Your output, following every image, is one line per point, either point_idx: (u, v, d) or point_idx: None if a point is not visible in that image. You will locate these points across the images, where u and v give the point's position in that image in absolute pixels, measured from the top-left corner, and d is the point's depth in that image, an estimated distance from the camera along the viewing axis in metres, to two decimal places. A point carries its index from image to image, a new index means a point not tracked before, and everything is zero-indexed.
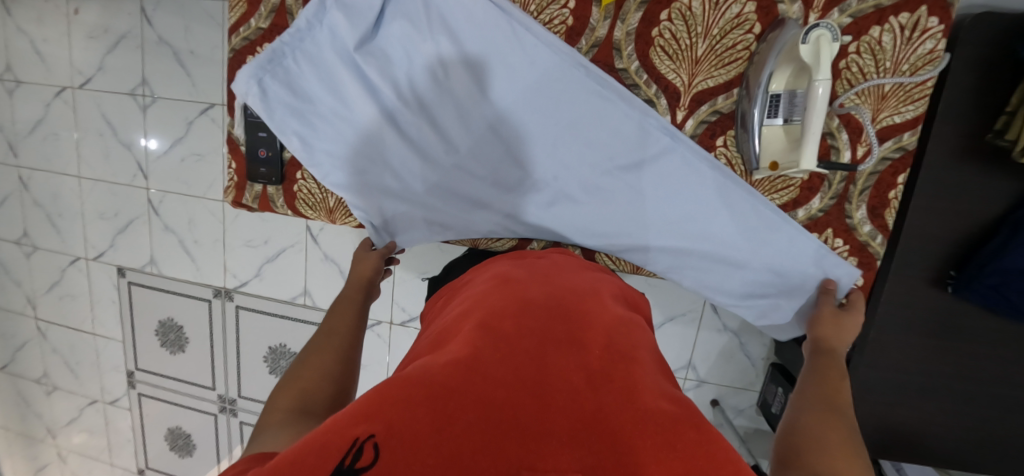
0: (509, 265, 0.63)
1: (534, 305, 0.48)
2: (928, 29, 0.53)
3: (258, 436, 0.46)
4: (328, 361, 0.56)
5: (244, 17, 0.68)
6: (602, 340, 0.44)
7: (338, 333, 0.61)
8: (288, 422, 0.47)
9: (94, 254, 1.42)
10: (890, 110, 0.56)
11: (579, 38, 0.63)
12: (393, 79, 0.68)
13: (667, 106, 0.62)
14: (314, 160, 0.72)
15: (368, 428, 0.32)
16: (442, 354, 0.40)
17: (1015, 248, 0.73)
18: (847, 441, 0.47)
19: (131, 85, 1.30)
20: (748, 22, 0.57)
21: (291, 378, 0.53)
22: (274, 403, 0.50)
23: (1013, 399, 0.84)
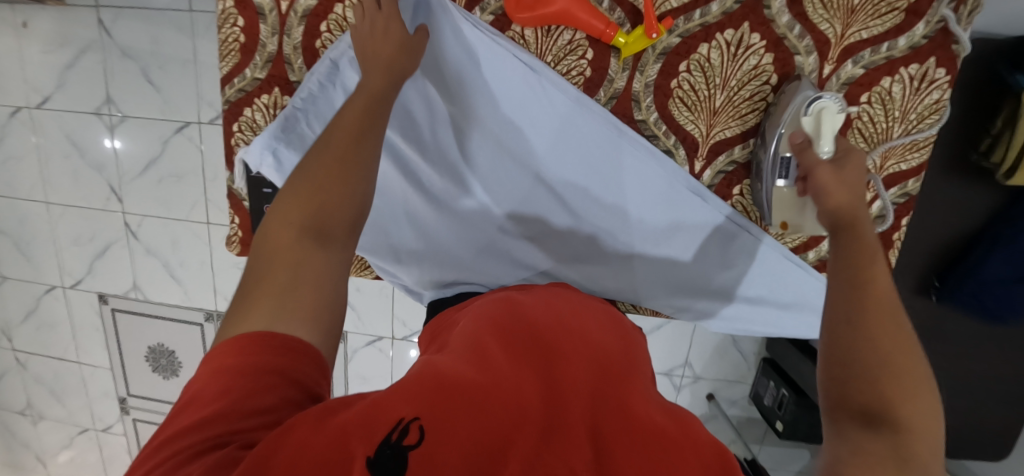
0: (509, 291, 0.65)
1: (544, 321, 0.53)
2: (936, 79, 0.57)
3: (264, 279, 0.44)
4: (336, 191, 0.49)
5: (239, 67, 0.66)
6: (604, 354, 0.49)
7: (334, 167, 0.49)
8: (295, 272, 0.44)
9: (71, 282, 1.35)
10: (897, 158, 0.60)
11: (597, 90, 0.64)
12: (407, 133, 0.67)
13: (685, 156, 0.66)
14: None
15: (413, 411, 0.37)
16: (467, 357, 0.45)
17: (991, 261, 0.78)
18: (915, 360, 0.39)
19: (95, 103, 1.21)
20: (765, 74, 0.60)
21: (291, 201, 0.48)
22: (279, 222, 0.47)
23: (991, 392, 0.91)
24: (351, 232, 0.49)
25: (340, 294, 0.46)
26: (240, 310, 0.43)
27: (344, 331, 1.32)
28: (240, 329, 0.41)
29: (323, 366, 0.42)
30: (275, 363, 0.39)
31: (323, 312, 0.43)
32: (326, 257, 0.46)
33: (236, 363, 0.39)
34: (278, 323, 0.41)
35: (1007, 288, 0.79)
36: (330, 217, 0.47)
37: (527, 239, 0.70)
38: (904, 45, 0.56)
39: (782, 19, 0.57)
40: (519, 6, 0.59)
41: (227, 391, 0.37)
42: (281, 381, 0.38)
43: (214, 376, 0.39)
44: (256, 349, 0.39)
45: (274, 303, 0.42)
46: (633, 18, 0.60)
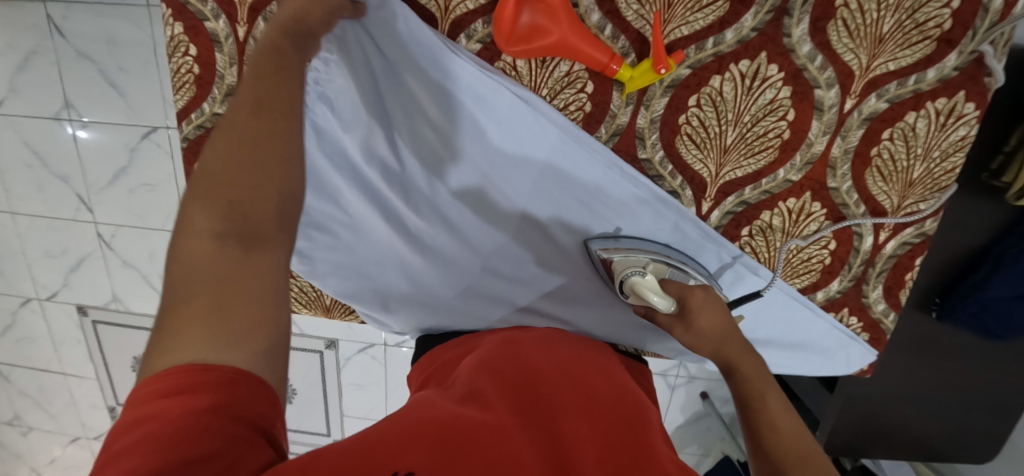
0: (505, 332, 0.62)
1: (545, 369, 0.52)
2: (964, 115, 0.53)
3: (184, 302, 0.37)
4: (257, 184, 0.42)
5: (194, 101, 0.65)
6: (606, 407, 0.48)
7: (250, 154, 0.43)
8: (223, 289, 0.38)
9: (47, 294, 1.30)
10: (915, 197, 0.58)
11: (598, 126, 0.61)
12: (389, 174, 0.64)
13: (692, 197, 0.63)
14: (315, 271, 0.68)
15: (407, 464, 0.37)
16: (469, 415, 0.44)
17: (996, 283, 0.76)
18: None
19: (53, 108, 1.12)
20: (782, 109, 0.56)
21: (202, 205, 0.40)
22: (194, 231, 0.40)
23: (990, 404, 0.90)
24: (283, 229, 0.43)
25: (282, 307, 0.40)
26: (163, 341, 0.37)
27: (335, 339, 1.28)
28: (166, 365, 0.36)
29: (270, 392, 0.38)
30: (213, 401, 0.34)
31: (263, 332, 0.38)
32: (258, 264, 0.40)
33: (164, 408, 0.34)
34: (210, 353, 0.36)
35: (1011, 308, 0.77)
36: (255, 217, 0.41)
37: (515, 280, 0.68)
38: (933, 77, 0.53)
39: (803, 48, 0.54)
40: (511, 38, 0.55)
41: (157, 442, 0.32)
42: (222, 420, 0.34)
43: (139, 427, 0.33)
44: (187, 388, 0.34)
45: (200, 331, 0.36)
46: (638, 47, 0.57)
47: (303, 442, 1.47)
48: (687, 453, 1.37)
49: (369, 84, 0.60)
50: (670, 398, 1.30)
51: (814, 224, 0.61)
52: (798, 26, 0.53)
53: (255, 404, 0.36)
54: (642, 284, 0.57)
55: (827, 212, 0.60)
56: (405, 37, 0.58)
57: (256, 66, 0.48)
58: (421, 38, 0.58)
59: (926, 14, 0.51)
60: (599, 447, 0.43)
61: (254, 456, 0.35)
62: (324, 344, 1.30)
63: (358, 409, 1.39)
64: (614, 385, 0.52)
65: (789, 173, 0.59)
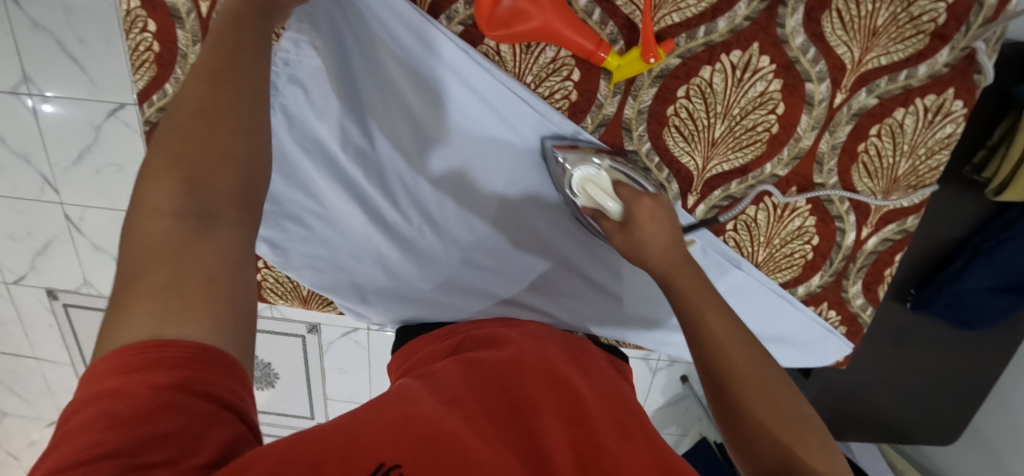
0: (493, 325, 0.61)
1: (528, 366, 0.51)
2: (951, 112, 0.53)
3: (137, 280, 0.35)
4: (217, 161, 0.40)
5: (156, 82, 0.62)
6: (586, 407, 0.47)
7: (209, 128, 0.41)
8: (177, 267, 0.36)
9: (13, 278, 1.25)
10: (898, 194, 0.57)
11: (584, 115, 0.60)
12: (366, 163, 0.62)
13: (679, 189, 0.61)
14: (290, 263, 0.66)
15: (393, 456, 0.36)
16: (451, 414, 0.42)
17: (972, 275, 0.77)
18: (829, 459, 0.41)
19: (10, 82, 1.06)
20: (772, 102, 0.55)
21: (157, 181, 0.38)
22: (148, 207, 0.37)
23: (957, 390, 0.93)
24: (240, 209, 0.40)
25: (243, 289, 0.38)
26: (118, 318, 0.34)
27: (317, 324, 1.26)
28: (118, 345, 0.34)
29: (236, 369, 0.35)
30: (172, 378, 0.32)
31: (221, 309, 0.36)
32: (213, 246, 0.37)
33: (123, 385, 0.32)
34: (168, 326, 0.34)
35: (984, 298, 0.79)
36: (211, 197, 0.39)
37: (496, 272, 0.68)
38: (924, 73, 0.52)
39: (796, 40, 0.52)
40: (491, 23, 0.52)
41: (118, 419, 0.30)
42: (185, 396, 0.32)
43: (93, 405, 0.31)
44: (144, 366, 0.32)
45: (153, 309, 0.34)
46: (627, 34, 0.55)
47: (286, 425, 1.46)
48: (667, 433, 1.41)
49: (338, 67, 0.58)
50: (651, 381, 1.31)
51: (799, 219, 0.61)
52: (792, 17, 0.51)
53: (219, 380, 0.34)
54: (594, 184, 0.55)
55: (812, 207, 0.60)
56: (373, 19, 0.56)
57: (218, 38, 0.46)
58: (392, 16, 0.56)
59: (921, 8, 0.49)
60: (576, 448, 0.42)
61: (219, 431, 0.33)
62: (306, 329, 1.27)
63: (341, 393, 1.38)
64: (598, 387, 0.52)
65: (777, 167, 0.58)
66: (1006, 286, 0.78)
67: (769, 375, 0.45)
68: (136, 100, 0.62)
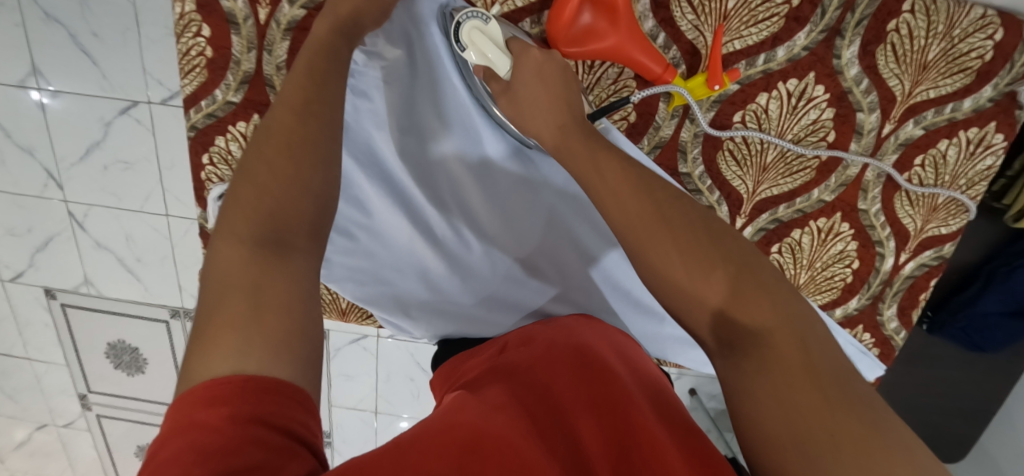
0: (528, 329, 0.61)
1: (558, 361, 0.51)
2: (992, 145, 0.54)
3: (218, 309, 0.37)
4: (292, 194, 0.43)
5: (206, 87, 0.62)
6: (623, 398, 0.46)
7: (287, 162, 0.44)
8: (254, 296, 0.38)
9: (11, 275, 1.21)
10: (938, 222, 0.59)
11: (641, 137, 0.60)
12: (421, 174, 0.64)
13: (727, 212, 0.61)
14: (332, 275, 0.64)
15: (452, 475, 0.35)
16: (496, 420, 0.41)
17: (988, 299, 0.80)
18: (777, 300, 0.37)
19: (18, 75, 1.02)
20: (823, 130, 0.57)
21: (240, 215, 0.41)
22: (231, 241, 0.40)
23: (965, 409, 0.96)
24: (312, 239, 0.44)
25: (313, 319, 0.40)
26: (199, 349, 0.36)
27: (326, 330, 1.25)
28: (200, 378, 0.34)
29: (306, 402, 0.36)
30: (252, 409, 0.32)
31: (290, 341, 0.37)
32: (289, 274, 0.40)
33: (206, 419, 0.32)
34: (247, 362, 0.35)
35: (999, 323, 0.82)
36: (286, 229, 0.42)
37: (541, 288, 0.67)
38: (968, 107, 0.53)
39: (851, 71, 0.54)
40: (566, 39, 0.54)
41: (204, 452, 0.30)
42: (263, 429, 0.32)
43: (180, 442, 0.31)
44: (227, 400, 0.33)
45: (235, 343, 0.35)
46: (689, 59, 0.56)
47: None
48: None
49: (397, 81, 0.61)
50: None
51: (841, 243, 0.61)
52: (848, 48, 0.53)
53: (291, 413, 0.34)
54: (482, 34, 0.55)
55: (855, 232, 0.60)
56: (436, 38, 0.60)
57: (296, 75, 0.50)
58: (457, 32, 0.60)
59: (970, 45, 0.51)
60: (616, 450, 0.41)
61: (295, 463, 0.32)
62: None
63: (348, 400, 1.36)
64: (638, 379, 0.51)
65: (823, 193, 0.59)
66: (1017, 312, 0.80)
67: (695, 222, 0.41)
68: (183, 105, 0.63)
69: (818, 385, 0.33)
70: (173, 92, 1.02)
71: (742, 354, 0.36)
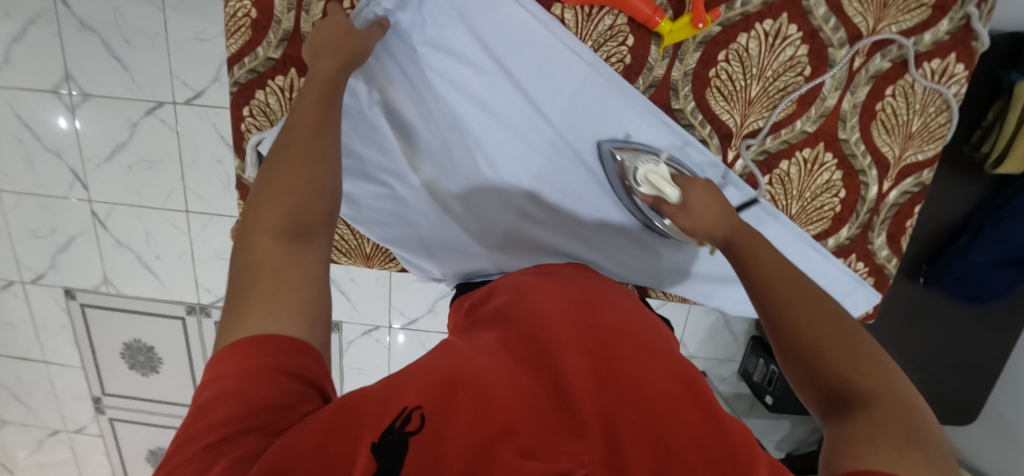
0: (524, 274, 0.60)
1: (554, 300, 0.51)
2: (954, 75, 0.57)
3: (249, 288, 0.43)
4: (311, 194, 0.48)
5: (249, 46, 0.63)
6: (613, 338, 0.46)
7: (302, 176, 0.48)
8: (274, 277, 0.43)
9: (31, 277, 1.24)
10: (914, 149, 0.60)
11: (636, 78, 0.62)
12: (441, 121, 0.66)
13: (719, 145, 0.63)
14: (360, 216, 0.70)
15: (417, 401, 0.37)
16: (477, 356, 0.43)
17: (979, 248, 0.82)
18: (898, 387, 0.39)
19: (52, 81, 1.09)
20: (800, 66, 0.58)
21: (265, 208, 0.46)
22: (255, 230, 0.45)
23: (986, 371, 0.94)
24: (324, 229, 0.48)
25: (324, 295, 0.45)
26: (232, 320, 0.42)
27: (338, 322, 1.27)
28: (230, 339, 0.41)
29: (309, 350, 0.41)
30: (275, 362, 0.39)
31: (313, 310, 0.43)
32: (306, 258, 0.45)
33: (238, 365, 0.39)
34: (268, 328, 0.40)
35: (994, 271, 0.83)
36: (305, 219, 0.47)
37: (555, 225, 0.71)
38: (929, 40, 0.56)
39: (819, 10, 0.56)
40: None
41: (238, 394, 0.37)
42: (281, 376, 0.38)
43: (218, 379, 0.39)
44: (254, 353, 0.39)
45: (260, 312, 0.41)
46: (676, 4, 0.58)
47: None
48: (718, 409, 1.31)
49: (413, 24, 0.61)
50: None
51: (827, 174, 0.62)
52: None
53: (303, 363, 0.40)
54: None
55: (839, 161, 0.61)
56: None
57: (308, 95, 0.54)
58: None
59: None
60: (593, 379, 0.41)
61: (306, 406, 0.39)
62: None
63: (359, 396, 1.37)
64: (625, 314, 0.50)
65: (805, 124, 0.61)
66: (1007, 262, 0.82)
67: (829, 309, 0.46)
68: (227, 63, 0.64)
69: (903, 430, 0.35)
70: (197, 92, 1.09)
71: (845, 405, 0.39)
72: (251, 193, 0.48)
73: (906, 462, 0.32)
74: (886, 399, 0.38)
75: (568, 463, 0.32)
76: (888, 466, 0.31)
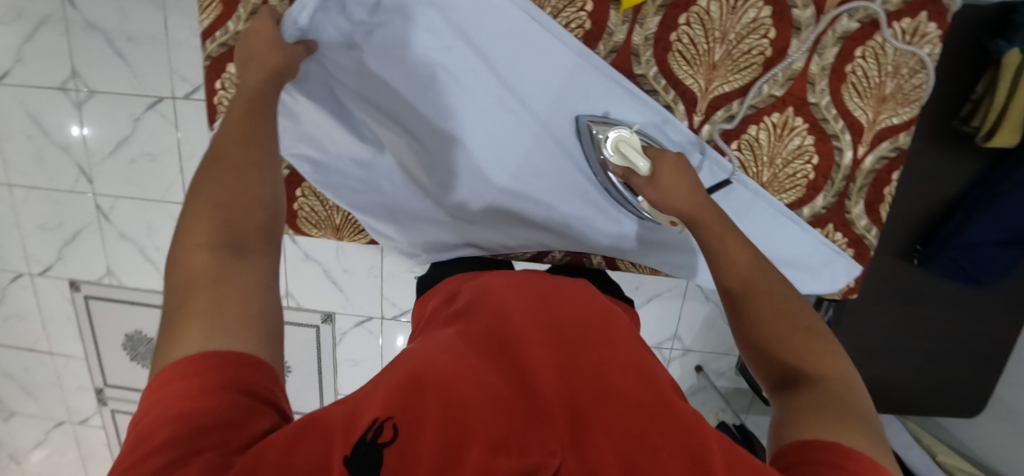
0: (487, 276, 0.57)
1: (514, 289, 0.50)
2: (927, 34, 0.56)
3: (186, 304, 0.43)
4: (249, 204, 0.49)
5: (220, 20, 0.62)
6: (577, 320, 0.44)
7: (244, 184, 0.49)
8: (214, 289, 0.43)
9: (40, 269, 1.29)
10: (889, 113, 0.59)
11: (596, 43, 0.61)
12: (406, 92, 0.64)
13: (685, 111, 0.62)
14: (329, 183, 0.71)
15: (386, 410, 0.36)
16: (440, 351, 0.41)
17: (975, 226, 0.78)
18: (838, 361, 0.44)
19: (59, 78, 1.14)
20: (763, 28, 0.57)
21: (197, 222, 0.47)
22: (191, 245, 0.46)
23: (986, 356, 0.92)
24: (266, 241, 0.49)
25: (272, 305, 0.46)
26: (171, 337, 0.42)
27: (331, 313, 1.28)
28: (172, 359, 0.41)
29: (257, 361, 0.41)
30: (221, 379, 0.39)
31: (258, 320, 0.43)
32: (246, 270, 0.46)
33: (183, 390, 0.38)
34: (212, 341, 0.41)
35: (994, 250, 0.79)
36: (242, 232, 0.47)
37: (529, 199, 0.71)
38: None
39: None
40: None
41: (185, 418, 0.37)
42: (230, 392, 0.38)
43: (162, 408, 0.38)
44: (200, 372, 0.39)
45: (201, 327, 0.41)
46: None
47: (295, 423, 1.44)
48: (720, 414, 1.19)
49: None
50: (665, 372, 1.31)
51: (797, 139, 0.61)
52: None
53: (250, 376, 0.40)
54: None
55: (809, 126, 0.60)
56: None
57: (241, 108, 0.54)
58: None
59: None
60: (563, 364, 0.39)
61: (260, 420, 0.39)
62: (320, 319, 1.29)
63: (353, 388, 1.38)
64: (584, 301, 0.49)
65: (773, 88, 0.59)
66: (1009, 241, 0.78)
67: (780, 295, 0.48)
68: (200, 36, 0.64)
69: (848, 410, 0.39)
70: (196, 87, 1.13)
71: (799, 381, 0.43)
72: (183, 209, 0.48)
73: (851, 435, 0.37)
74: (831, 377, 0.42)
75: (542, 456, 0.31)
76: (833, 438, 0.36)
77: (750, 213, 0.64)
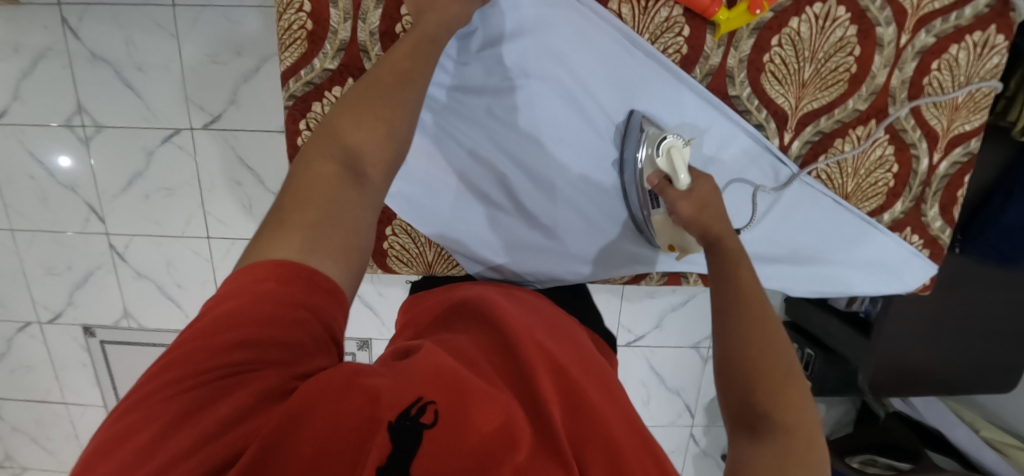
0: (487, 289, 0.58)
1: (537, 315, 0.53)
2: (996, 45, 0.59)
3: (299, 208, 0.42)
4: (383, 132, 0.47)
5: (305, 57, 0.63)
6: (585, 361, 0.48)
7: (377, 116, 0.47)
8: (328, 207, 0.43)
9: (49, 316, 1.21)
10: (961, 120, 0.63)
11: (693, 67, 0.64)
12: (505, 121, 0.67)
13: (776, 128, 0.66)
14: (421, 215, 0.72)
15: (428, 392, 0.38)
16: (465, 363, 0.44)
17: (1012, 210, 0.84)
18: (808, 417, 0.43)
19: (63, 114, 1.07)
20: (850, 45, 0.61)
21: (334, 135, 0.46)
22: (320, 154, 0.45)
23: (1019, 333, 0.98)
24: (384, 178, 0.48)
25: (368, 242, 0.46)
26: (272, 236, 0.42)
27: (368, 339, 1.26)
28: (265, 255, 0.41)
29: (339, 298, 0.42)
30: (306, 297, 0.39)
31: (356, 254, 0.43)
32: (362, 198, 0.45)
33: (263, 288, 0.38)
34: (312, 257, 0.41)
35: None
36: (369, 160, 0.46)
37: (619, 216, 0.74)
38: (970, 14, 0.58)
39: None
40: None
41: (261, 321, 0.37)
42: (309, 317, 0.39)
43: (236, 299, 0.38)
44: (281, 282, 0.39)
45: (306, 238, 0.41)
46: None
47: None
48: None
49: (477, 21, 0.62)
50: (704, 371, 1.34)
51: (879, 149, 0.65)
52: None
53: (328, 308, 0.41)
54: None
55: (890, 136, 0.64)
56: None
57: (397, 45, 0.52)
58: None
59: None
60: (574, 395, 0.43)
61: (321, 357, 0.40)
62: (356, 345, 1.26)
63: None
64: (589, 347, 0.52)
65: (857, 103, 0.64)
66: None
67: (774, 333, 0.47)
68: (282, 77, 0.64)
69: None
70: (214, 116, 1.07)
71: (762, 434, 0.41)
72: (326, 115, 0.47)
73: None
74: (798, 436, 0.41)
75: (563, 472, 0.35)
76: None
77: (836, 222, 0.69)
